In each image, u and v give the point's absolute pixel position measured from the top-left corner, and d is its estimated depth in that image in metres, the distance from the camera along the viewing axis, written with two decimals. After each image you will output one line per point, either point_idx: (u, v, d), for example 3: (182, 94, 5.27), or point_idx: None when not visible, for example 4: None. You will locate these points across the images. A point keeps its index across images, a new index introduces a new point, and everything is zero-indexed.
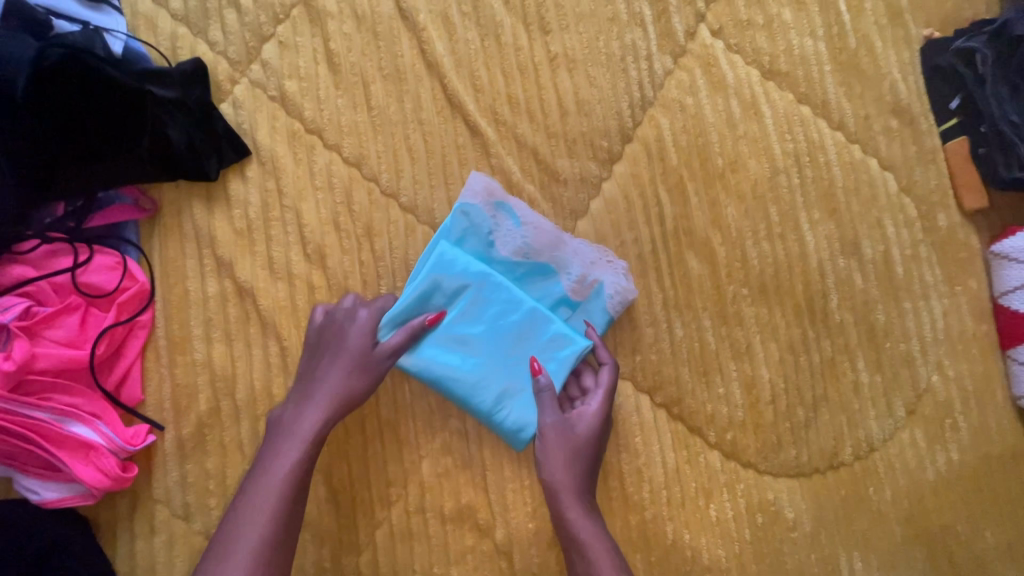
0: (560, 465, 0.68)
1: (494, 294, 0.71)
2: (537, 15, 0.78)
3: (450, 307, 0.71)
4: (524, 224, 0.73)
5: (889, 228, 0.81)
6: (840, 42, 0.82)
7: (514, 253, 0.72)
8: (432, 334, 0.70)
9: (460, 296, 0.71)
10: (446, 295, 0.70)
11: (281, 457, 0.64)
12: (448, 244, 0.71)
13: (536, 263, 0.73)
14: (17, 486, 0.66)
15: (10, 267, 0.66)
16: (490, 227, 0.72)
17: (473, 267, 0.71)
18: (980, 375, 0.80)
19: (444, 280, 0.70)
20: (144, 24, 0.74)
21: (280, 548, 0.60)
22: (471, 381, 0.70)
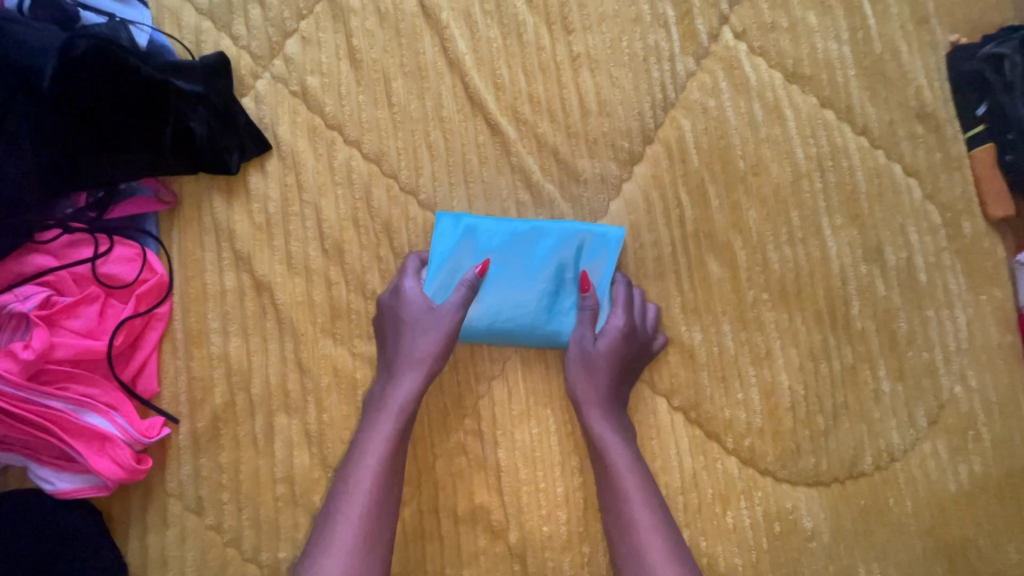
0: (603, 351, 0.70)
1: (514, 260, 0.72)
2: (560, 14, 0.78)
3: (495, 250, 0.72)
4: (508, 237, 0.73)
5: (913, 235, 0.80)
6: (865, 47, 0.81)
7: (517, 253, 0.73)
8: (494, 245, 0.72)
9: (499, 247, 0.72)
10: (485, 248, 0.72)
11: (353, 490, 0.62)
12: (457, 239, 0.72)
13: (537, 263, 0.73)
14: (31, 475, 0.66)
15: (30, 257, 0.65)
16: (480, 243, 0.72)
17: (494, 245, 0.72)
18: (1005, 387, 0.78)
19: (479, 242, 0.72)
20: (169, 18, 0.74)
21: (376, 535, 0.61)
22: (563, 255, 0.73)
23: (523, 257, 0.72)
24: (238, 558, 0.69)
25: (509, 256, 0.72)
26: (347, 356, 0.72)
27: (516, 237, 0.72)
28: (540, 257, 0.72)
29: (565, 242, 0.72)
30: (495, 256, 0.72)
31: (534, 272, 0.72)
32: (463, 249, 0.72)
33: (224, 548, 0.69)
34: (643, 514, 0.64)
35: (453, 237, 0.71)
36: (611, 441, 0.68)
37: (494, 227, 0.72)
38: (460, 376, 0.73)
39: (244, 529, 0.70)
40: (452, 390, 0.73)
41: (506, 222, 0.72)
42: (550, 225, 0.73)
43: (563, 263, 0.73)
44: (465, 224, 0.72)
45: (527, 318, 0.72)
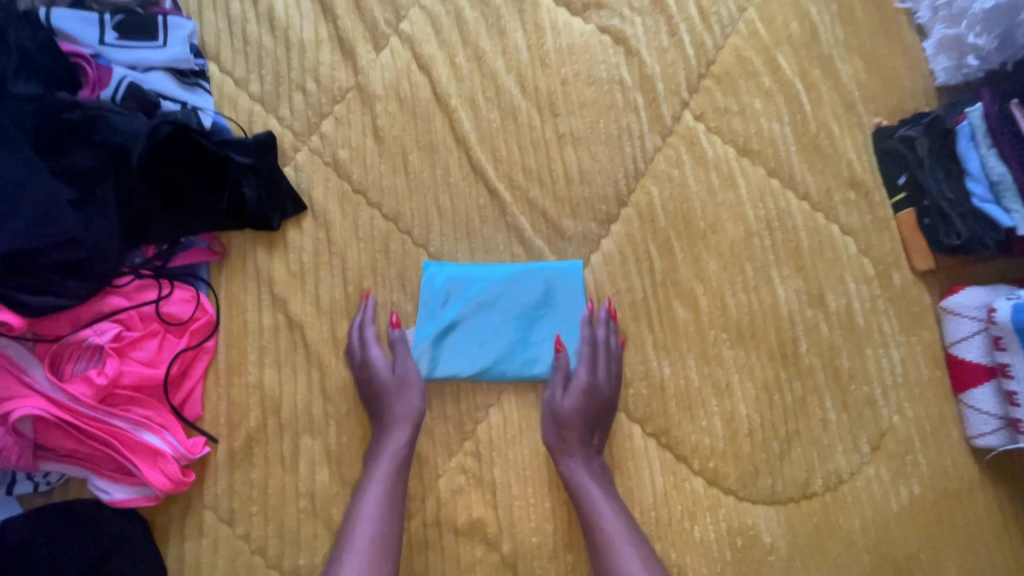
0: (571, 408, 0.82)
1: (491, 297, 0.86)
2: (548, 101, 0.94)
3: (472, 292, 0.86)
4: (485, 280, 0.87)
5: (850, 285, 0.94)
6: (803, 127, 0.98)
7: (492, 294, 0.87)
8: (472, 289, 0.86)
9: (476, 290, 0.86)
10: (464, 292, 0.86)
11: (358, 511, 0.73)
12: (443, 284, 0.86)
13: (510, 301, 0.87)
14: (91, 487, 0.76)
15: (105, 298, 0.77)
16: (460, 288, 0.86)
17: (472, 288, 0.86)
18: (936, 417, 0.90)
19: (459, 287, 0.86)
20: (227, 102, 0.90)
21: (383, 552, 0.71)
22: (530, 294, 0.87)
23: (499, 294, 0.87)
24: (263, 565, 0.79)
25: (486, 294, 0.86)
26: (365, 385, 0.84)
27: (488, 279, 0.87)
28: (509, 296, 0.87)
29: (531, 280, 0.87)
30: (476, 294, 0.86)
31: (506, 309, 0.86)
32: (448, 290, 0.86)
33: (251, 556, 0.79)
34: (620, 538, 0.75)
35: (440, 281, 0.86)
36: (586, 480, 0.79)
37: (473, 272, 0.87)
38: (461, 404, 0.85)
39: (270, 539, 0.79)
40: (453, 416, 0.85)
41: (482, 267, 0.88)
42: (517, 267, 0.88)
43: (530, 298, 0.87)
44: (453, 269, 0.87)
45: (500, 345, 0.85)
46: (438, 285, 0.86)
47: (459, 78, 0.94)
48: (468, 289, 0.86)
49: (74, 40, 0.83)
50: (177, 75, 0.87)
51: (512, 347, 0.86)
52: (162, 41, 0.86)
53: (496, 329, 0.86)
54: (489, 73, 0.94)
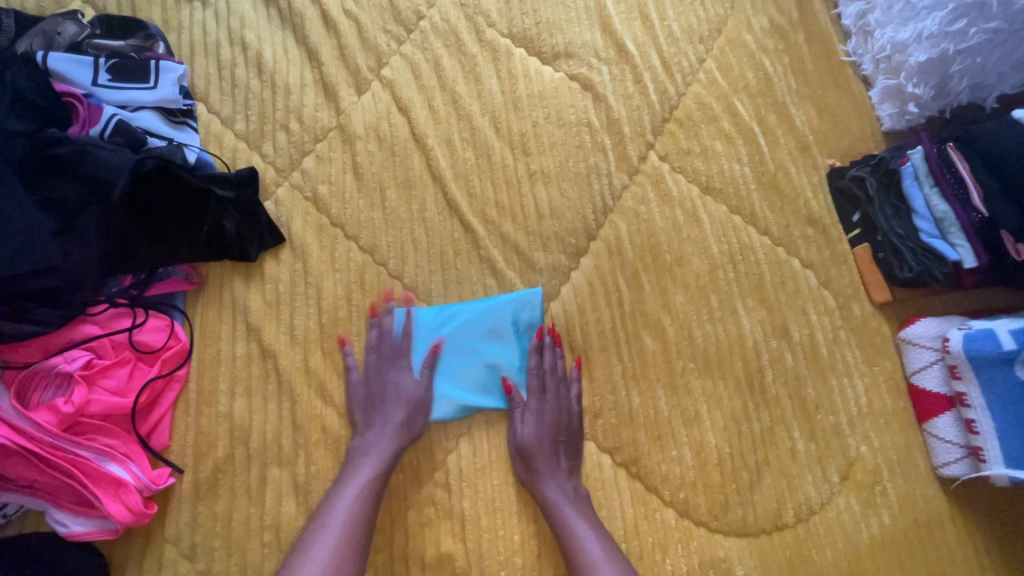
0: (540, 429, 0.84)
1: (454, 337, 0.89)
2: (520, 141, 1.00)
3: (433, 334, 0.89)
4: (445, 319, 0.89)
5: (812, 316, 0.97)
6: (762, 168, 1.03)
7: (453, 333, 0.89)
8: (433, 330, 0.89)
9: (437, 332, 0.89)
10: (426, 334, 0.89)
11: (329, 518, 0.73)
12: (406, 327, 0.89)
13: (472, 339, 0.89)
14: (49, 519, 0.74)
15: (78, 325, 0.78)
16: (422, 330, 0.89)
17: (434, 330, 0.89)
18: (903, 447, 0.91)
19: (421, 329, 0.89)
20: (213, 140, 0.94)
21: (363, 513, 0.75)
22: (491, 330, 0.89)
23: (460, 331, 0.89)
24: None
25: (448, 334, 0.89)
26: (335, 414, 0.84)
27: (449, 319, 0.89)
28: (470, 334, 0.89)
29: (492, 313, 0.90)
30: (440, 338, 0.89)
31: (470, 348, 0.89)
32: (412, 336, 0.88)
33: None
34: (599, 556, 0.75)
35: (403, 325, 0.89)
36: (559, 499, 0.80)
37: (436, 313, 0.89)
38: (432, 434, 0.85)
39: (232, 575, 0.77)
40: (423, 447, 0.85)
41: (443, 307, 0.90)
42: (476, 305, 0.90)
43: (492, 329, 0.89)
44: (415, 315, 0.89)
45: (472, 381, 0.88)
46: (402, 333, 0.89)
47: (436, 119, 0.99)
48: (429, 330, 0.89)
49: (68, 80, 0.87)
50: (166, 114, 0.91)
51: (482, 380, 0.88)
52: (153, 82, 0.91)
53: (465, 366, 0.88)
54: (465, 116, 1.00)
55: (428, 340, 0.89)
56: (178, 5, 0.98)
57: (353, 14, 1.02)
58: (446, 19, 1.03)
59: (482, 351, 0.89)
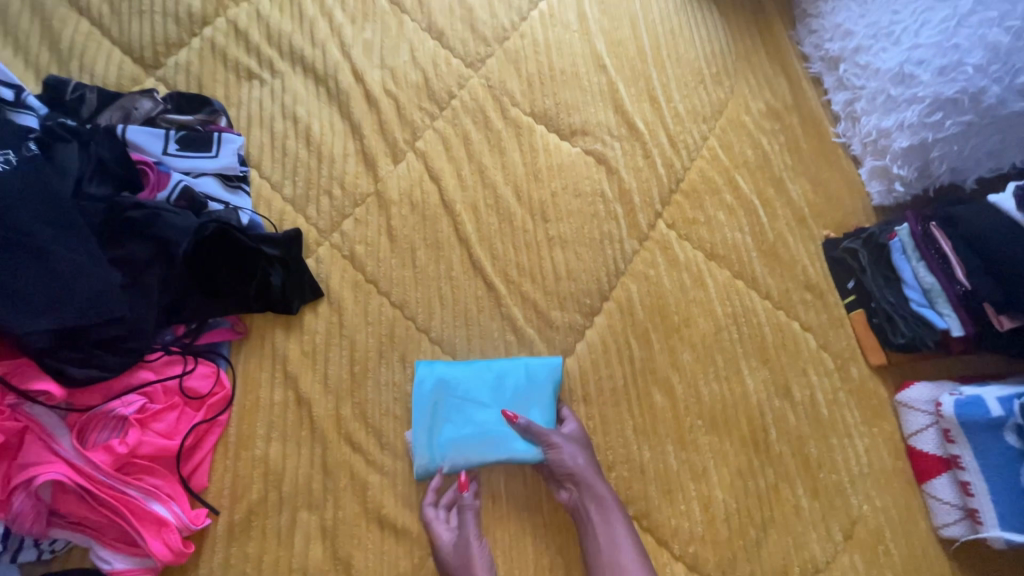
0: (582, 440, 0.90)
1: (476, 394, 0.93)
2: (540, 208, 1.09)
3: (456, 388, 0.93)
4: (470, 376, 0.93)
5: (812, 377, 1.03)
6: (762, 236, 1.12)
7: (477, 389, 0.93)
8: (457, 386, 0.93)
9: (460, 387, 0.93)
10: (450, 388, 0.93)
11: None
12: (433, 379, 0.93)
13: (493, 396, 0.93)
14: (93, 556, 0.79)
15: (135, 371, 0.85)
16: (447, 384, 0.93)
17: (457, 386, 0.93)
18: (903, 507, 0.95)
19: (446, 383, 0.93)
20: (263, 203, 1.04)
21: None
22: (512, 389, 0.93)
23: (483, 387, 0.93)
24: None
25: (470, 390, 0.93)
26: (364, 461, 0.90)
27: (472, 375, 0.94)
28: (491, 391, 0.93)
29: (513, 372, 0.94)
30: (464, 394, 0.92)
31: (490, 405, 0.92)
32: (436, 390, 0.92)
33: None
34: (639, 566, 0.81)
35: (431, 376, 0.93)
36: (607, 507, 0.85)
37: (461, 368, 0.94)
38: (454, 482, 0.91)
39: None
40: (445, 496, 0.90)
41: (468, 364, 0.95)
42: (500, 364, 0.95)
43: (512, 388, 0.93)
44: (441, 369, 0.94)
45: (489, 438, 0.90)
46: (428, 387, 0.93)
47: (464, 187, 1.09)
48: (453, 384, 0.93)
49: (141, 150, 0.98)
50: (224, 180, 1.01)
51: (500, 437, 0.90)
52: (215, 152, 1.01)
53: (484, 423, 0.91)
54: (490, 185, 1.10)
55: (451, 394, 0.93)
56: (239, 84, 1.11)
57: (393, 93, 1.14)
58: (475, 99, 1.15)
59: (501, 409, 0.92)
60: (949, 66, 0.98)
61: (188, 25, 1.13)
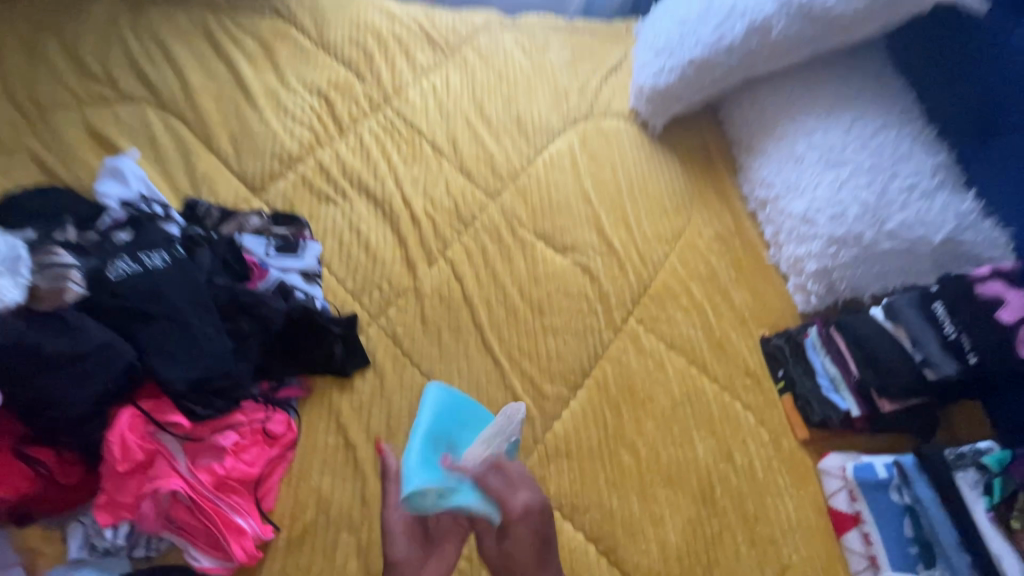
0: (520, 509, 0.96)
1: (449, 434, 1.04)
2: (538, 304, 1.43)
3: (435, 418, 1.04)
4: (450, 411, 1.06)
5: (751, 446, 1.29)
6: (711, 332, 1.44)
7: (451, 425, 1.05)
8: (434, 418, 1.04)
9: (439, 419, 1.04)
10: (433, 416, 1.04)
11: None
12: (429, 404, 1.06)
13: (458, 438, 1.05)
14: (187, 555, 1.03)
15: (233, 413, 1.14)
16: (434, 412, 1.05)
17: (438, 415, 1.05)
18: (825, 557, 1.17)
19: (433, 410, 1.05)
20: (330, 293, 1.39)
21: None
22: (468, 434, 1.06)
23: (454, 426, 1.06)
24: None
25: (445, 426, 1.04)
26: None
27: (453, 409, 1.07)
28: (460, 431, 1.06)
29: (503, 420, 1.05)
30: (450, 421, 1.06)
31: (455, 443, 1.04)
32: (422, 420, 1.03)
33: None
34: None
35: (431, 400, 1.06)
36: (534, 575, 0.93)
37: (448, 401, 1.07)
38: None
39: None
40: None
41: (455, 398, 1.09)
42: (470, 403, 1.10)
43: (494, 435, 1.04)
44: (449, 392, 1.08)
45: None
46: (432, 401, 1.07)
47: (480, 287, 1.44)
48: (435, 416, 1.04)
49: (250, 252, 1.36)
50: (306, 275, 1.37)
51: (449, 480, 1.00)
52: (300, 255, 1.38)
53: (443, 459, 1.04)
54: (501, 286, 1.45)
55: (432, 422, 1.03)
56: (319, 204, 1.50)
57: (431, 214, 1.52)
58: (492, 221, 1.53)
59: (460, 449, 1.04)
60: (837, 214, 1.35)
61: (286, 162, 1.54)
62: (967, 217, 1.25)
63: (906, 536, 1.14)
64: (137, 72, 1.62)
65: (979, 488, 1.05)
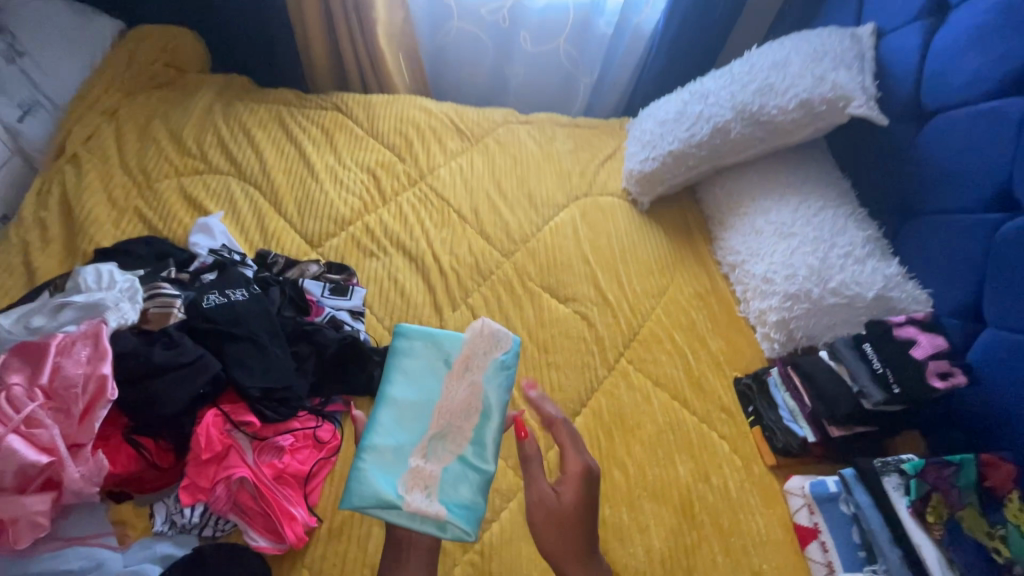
0: None
1: (414, 381, 1.18)
2: (543, 344, 1.70)
3: (401, 367, 1.20)
4: (415, 359, 1.21)
5: (725, 470, 1.49)
6: (691, 372, 1.68)
7: (416, 369, 1.19)
8: (401, 370, 1.20)
9: (405, 368, 1.20)
10: (399, 365, 1.20)
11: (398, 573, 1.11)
12: (394, 353, 1.22)
13: (425, 381, 1.18)
14: (245, 535, 1.23)
15: (291, 419, 1.38)
16: (400, 359, 1.21)
17: (403, 363, 1.20)
18: (791, 567, 1.34)
19: (398, 358, 1.21)
20: (371, 330, 1.67)
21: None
22: (434, 378, 1.18)
23: (418, 370, 1.19)
24: None
25: (411, 373, 1.19)
26: None
27: (417, 354, 1.21)
28: (424, 376, 1.19)
29: (466, 355, 1.21)
30: (418, 361, 1.21)
31: (422, 387, 1.17)
32: (392, 369, 1.20)
33: None
34: None
35: (395, 349, 1.22)
36: None
37: (410, 348, 1.22)
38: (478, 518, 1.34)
39: None
40: None
41: (418, 343, 1.23)
42: (433, 346, 1.22)
43: (460, 370, 1.19)
44: (418, 333, 1.24)
45: (414, 425, 1.13)
46: (400, 349, 1.22)
47: None
48: (402, 365, 1.20)
49: (308, 292, 1.66)
50: (353, 314, 1.66)
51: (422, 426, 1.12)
52: (350, 297, 1.68)
53: (415, 407, 1.15)
54: (512, 329, 1.72)
55: (400, 372, 1.19)
56: (364, 257, 1.82)
57: (456, 268, 1.83)
58: (506, 276, 1.84)
59: (427, 394, 1.16)
60: (788, 275, 1.63)
61: (339, 223, 1.88)
62: (893, 279, 1.53)
63: (854, 542, 1.34)
64: (224, 149, 2.00)
65: (900, 489, 1.29)
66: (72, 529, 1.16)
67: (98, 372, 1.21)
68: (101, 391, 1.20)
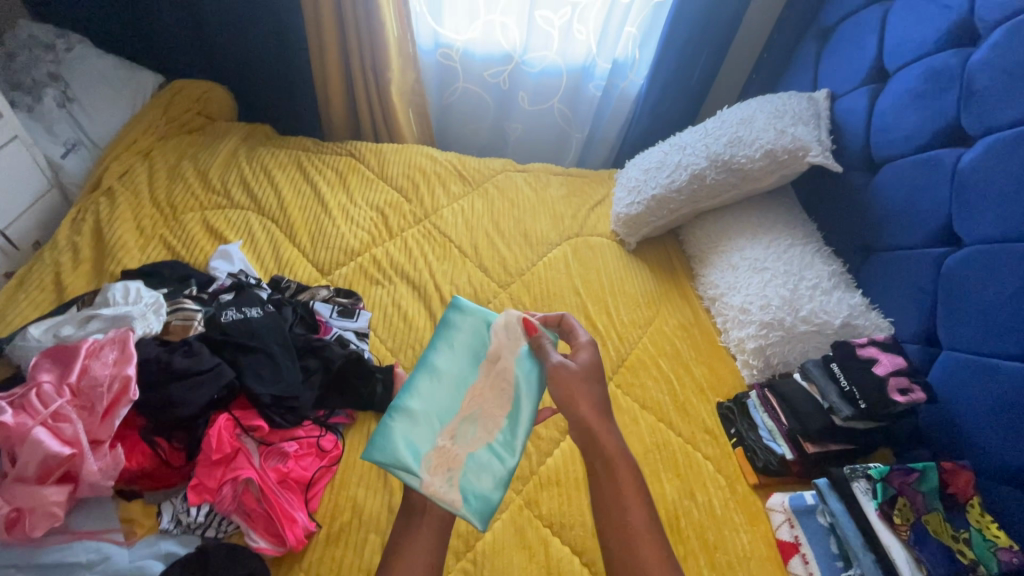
0: None
1: (455, 355, 1.30)
2: None
3: (446, 341, 1.32)
4: (458, 335, 1.33)
5: (710, 488, 1.55)
6: (677, 396, 1.76)
7: (459, 345, 1.31)
8: (445, 343, 1.32)
9: (449, 342, 1.32)
10: (444, 340, 1.32)
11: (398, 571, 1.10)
12: (442, 328, 1.34)
13: (465, 357, 1.30)
14: (246, 537, 1.27)
15: (296, 429, 1.46)
16: (446, 335, 1.33)
17: (449, 338, 1.32)
18: None
19: (445, 334, 1.33)
20: (375, 351, 1.77)
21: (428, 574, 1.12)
22: (473, 356, 1.30)
23: (460, 346, 1.31)
24: None
25: (454, 347, 1.31)
26: None
27: (462, 331, 1.33)
28: (466, 352, 1.30)
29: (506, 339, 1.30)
30: (462, 336, 1.33)
31: (462, 362, 1.29)
32: (438, 342, 1.32)
33: None
34: None
35: (443, 325, 1.35)
36: None
37: (456, 325, 1.34)
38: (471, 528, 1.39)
39: None
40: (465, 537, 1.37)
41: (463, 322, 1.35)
42: (478, 326, 1.34)
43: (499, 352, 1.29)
44: (468, 311, 1.36)
45: (450, 394, 1.24)
46: (449, 326, 1.35)
47: None
48: (447, 340, 1.32)
49: (318, 312, 1.78)
50: (359, 335, 1.78)
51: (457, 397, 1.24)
52: (356, 318, 1.79)
53: (451, 379, 1.26)
54: None
55: (444, 346, 1.31)
56: (370, 285, 1.95)
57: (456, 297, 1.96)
58: (503, 305, 1.97)
59: (464, 368, 1.28)
60: (764, 304, 1.75)
61: (348, 254, 2.03)
62: (858, 308, 1.67)
63: (833, 552, 1.41)
64: (244, 186, 2.18)
65: (868, 493, 1.38)
66: (82, 524, 1.22)
67: (123, 373, 1.30)
68: (125, 390, 1.29)
